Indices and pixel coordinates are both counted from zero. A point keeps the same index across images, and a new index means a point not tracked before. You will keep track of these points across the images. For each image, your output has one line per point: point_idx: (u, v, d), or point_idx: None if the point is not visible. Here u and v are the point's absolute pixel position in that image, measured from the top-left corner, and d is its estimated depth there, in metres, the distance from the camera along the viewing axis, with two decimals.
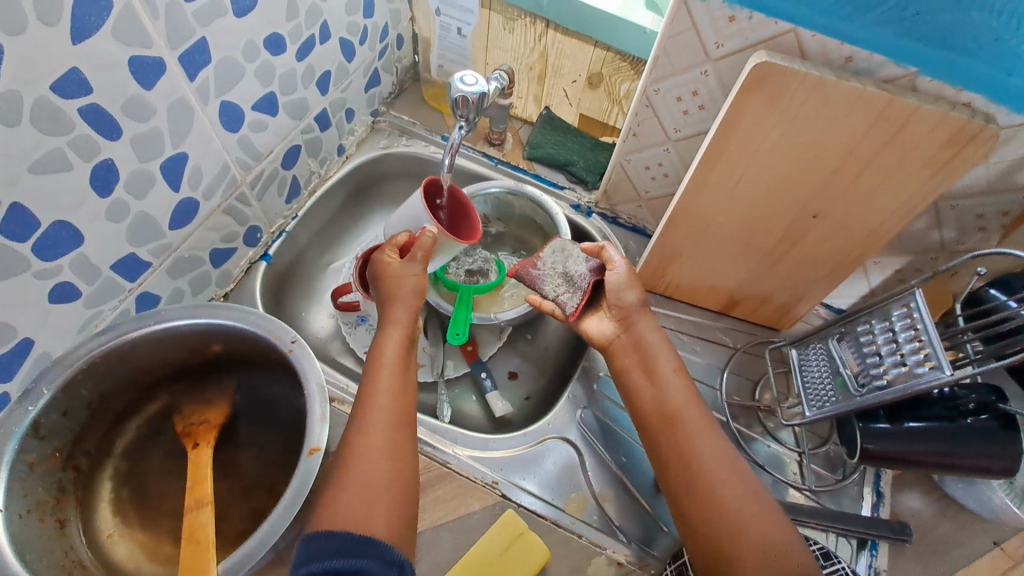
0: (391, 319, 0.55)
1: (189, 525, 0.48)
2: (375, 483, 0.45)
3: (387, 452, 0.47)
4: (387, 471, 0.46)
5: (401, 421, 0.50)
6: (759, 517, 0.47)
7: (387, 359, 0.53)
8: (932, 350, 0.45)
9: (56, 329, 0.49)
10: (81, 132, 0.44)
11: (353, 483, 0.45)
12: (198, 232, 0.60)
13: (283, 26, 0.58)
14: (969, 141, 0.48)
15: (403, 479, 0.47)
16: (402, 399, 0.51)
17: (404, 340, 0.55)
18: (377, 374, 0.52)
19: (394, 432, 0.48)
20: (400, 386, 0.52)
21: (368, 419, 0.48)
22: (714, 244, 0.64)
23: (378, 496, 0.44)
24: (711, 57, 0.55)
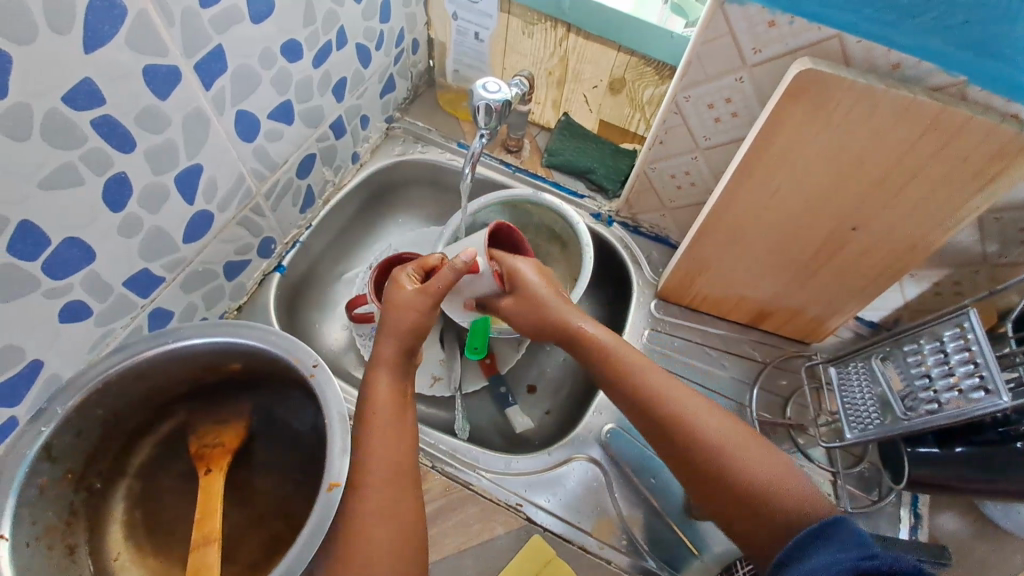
0: (380, 360, 0.53)
1: (195, 565, 0.46)
2: (375, 545, 0.44)
3: (383, 515, 0.45)
4: (385, 538, 0.44)
5: (400, 476, 0.47)
6: (751, 469, 0.46)
7: (380, 403, 0.50)
8: (989, 373, 0.43)
9: (66, 348, 0.47)
10: (93, 144, 0.42)
11: (355, 552, 0.43)
12: (212, 244, 0.58)
13: (299, 33, 0.55)
14: (1022, 153, 0.45)
15: (407, 533, 0.46)
16: (401, 443, 0.49)
17: (395, 379, 0.53)
18: (371, 420, 0.49)
19: (393, 484, 0.47)
20: (398, 428, 0.50)
21: (365, 476, 0.46)
22: (746, 257, 0.62)
23: (378, 559, 0.43)
24: (748, 63, 0.53)
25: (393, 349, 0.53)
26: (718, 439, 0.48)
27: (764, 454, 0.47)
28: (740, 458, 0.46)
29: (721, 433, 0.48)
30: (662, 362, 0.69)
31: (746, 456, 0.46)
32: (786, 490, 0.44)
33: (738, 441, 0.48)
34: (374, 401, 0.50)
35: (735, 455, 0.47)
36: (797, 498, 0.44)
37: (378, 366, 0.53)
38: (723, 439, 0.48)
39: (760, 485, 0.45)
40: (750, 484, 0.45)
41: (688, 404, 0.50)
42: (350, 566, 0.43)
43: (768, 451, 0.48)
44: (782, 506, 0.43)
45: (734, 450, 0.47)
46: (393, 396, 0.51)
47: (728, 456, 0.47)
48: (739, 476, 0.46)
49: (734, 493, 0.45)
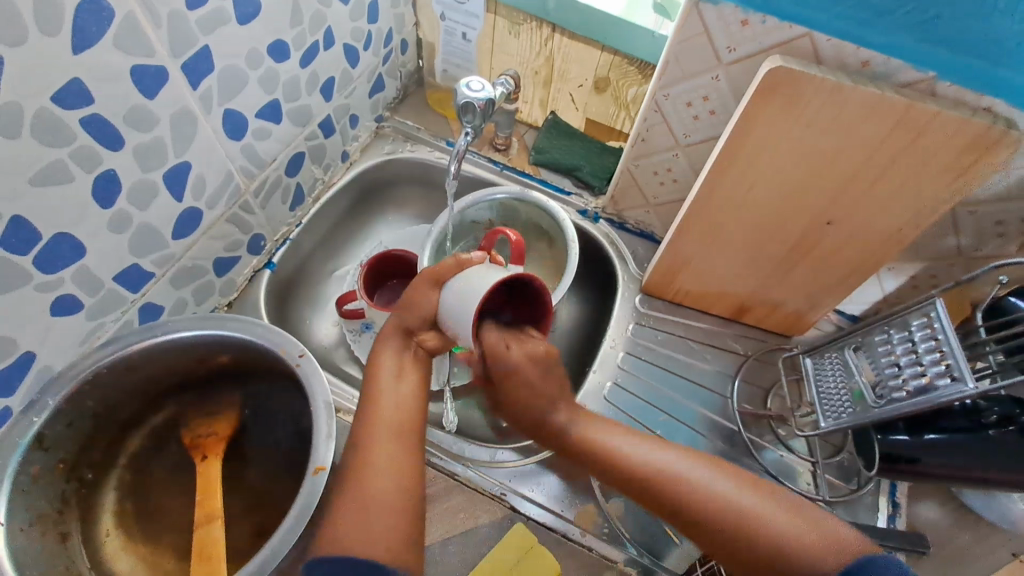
0: (383, 335, 0.52)
1: (201, 539, 0.49)
2: (374, 493, 0.43)
3: (386, 468, 0.44)
4: (385, 486, 0.43)
5: (404, 434, 0.46)
6: (750, 515, 0.43)
7: (383, 372, 0.49)
8: (953, 361, 0.44)
9: (58, 342, 0.48)
10: (82, 142, 0.43)
11: (354, 501, 0.42)
12: (201, 241, 0.59)
13: (287, 33, 0.57)
14: (990, 146, 0.46)
15: (410, 481, 0.44)
16: (406, 408, 0.48)
17: (399, 348, 0.51)
18: (378, 385, 0.48)
19: (394, 444, 0.45)
20: (402, 392, 0.48)
21: (369, 437, 0.45)
22: (726, 252, 0.64)
23: (378, 511, 0.42)
24: (723, 62, 0.54)
25: (398, 325, 0.51)
26: (686, 487, 0.45)
27: (777, 508, 0.43)
28: (716, 497, 0.44)
29: (693, 484, 0.45)
30: (646, 355, 0.71)
31: (730, 498, 0.44)
32: (783, 532, 0.42)
33: (709, 476, 0.45)
34: (379, 372, 0.49)
35: (716, 501, 0.44)
36: (814, 541, 0.41)
37: (383, 337, 0.52)
38: (693, 478, 0.45)
39: (761, 539, 0.42)
40: (750, 537, 0.42)
41: (640, 440, 0.49)
42: (350, 513, 0.42)
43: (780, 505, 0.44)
44: (792, 553, 0.41)
45: (727, 505, 0.44)
46: (400, 366, 0.50)
47: (693, 496, 0.44)
48: (751, 538, 0.42)
49: (708, 527, 0.44)
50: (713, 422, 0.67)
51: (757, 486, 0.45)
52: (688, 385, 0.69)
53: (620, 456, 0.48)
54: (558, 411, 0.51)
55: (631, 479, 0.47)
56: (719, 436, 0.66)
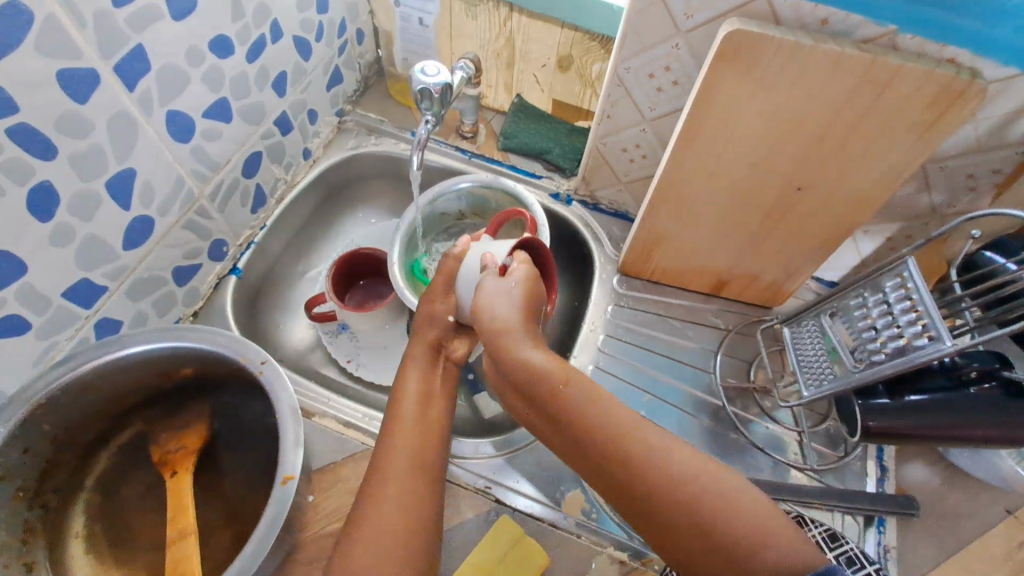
0: (412, 355, 0.51)
1: (176, 558, 0.48)
2: (392, 534, 0.40)
3: (405, 503, 0.42)
4: (400, 523, 0.41)
5: (427, 464, 0.45)
6: (686, 482, 0.36)
7: (408, 396, 0.48)
8: (929, 320, 0.43)
9: (7, 365, 0.46)
10: (9, 153, 0.41)
11: (366, 533, 0.40)
12: (155, 250, 0.57)
13: (228, 27, 0.54)
14: (956, 98, 0.45)
15: (429, 512, 0.43)
16: (428, 439, 0.46)
17: (428, 370, 0.50)
18: (402, 407, 0.47)
19: (417, 473, 0.44)
20: (428, 418, 0.47)
21: (390, 465, 0.44)
22: (699, 226, 0.62)
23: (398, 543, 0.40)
24: (682, 29, 0.52)
25: (425, 340, 0.52)
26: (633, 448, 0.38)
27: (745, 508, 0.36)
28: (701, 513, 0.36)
29: (653, 448, 0.38)
30: (627, 336, 0.69)
31: (694, 478, 0.36)
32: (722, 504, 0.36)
33: (680, 454, 0.38)
34: (403, 395, 0.48)
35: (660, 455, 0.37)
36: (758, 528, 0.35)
37: (410, 358, 0.51)
38: (647, 453, 0.38)
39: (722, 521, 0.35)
40: (713, 521, 0.35)
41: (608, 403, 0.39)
42: (364, 551, 0.39)
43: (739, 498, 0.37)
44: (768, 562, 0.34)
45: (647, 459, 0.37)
46: (425, 389, 0.49)
47: (642, 459, 0.37)
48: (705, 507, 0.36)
49: (675, 539, 0.36)
50: (698, 399, 0.66)
51: (720, 484, 0.37)
52: (672, 364, 0.68)
53: (588, 419, 0.39)
54: (538, 393, 0.40)
55: (565, 404, 0.39)
56: (705, 413, 0.65)
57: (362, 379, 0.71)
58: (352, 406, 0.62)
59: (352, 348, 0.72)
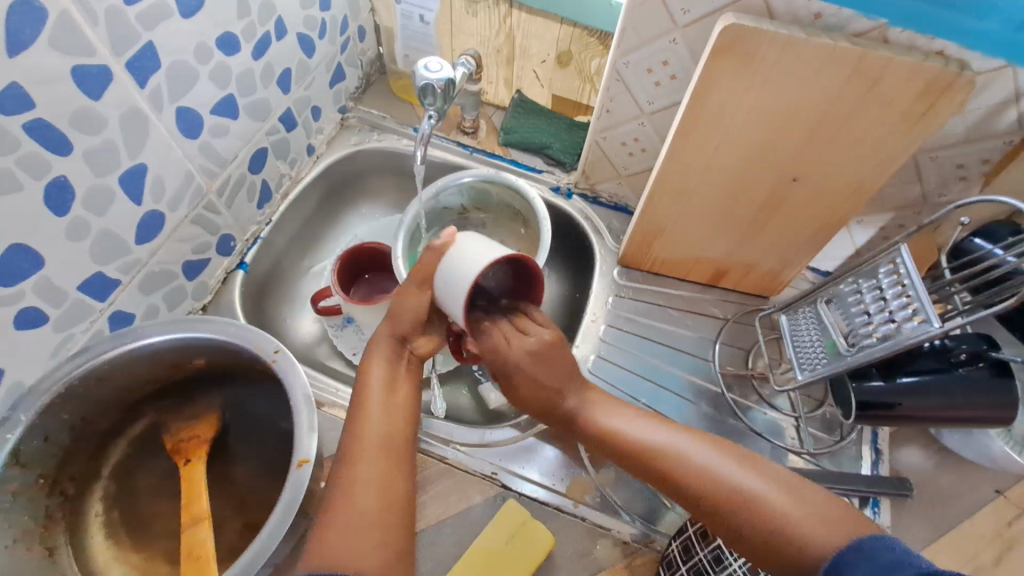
0: (375, 342, 0.50)
1: (189, 542, 0.49)
2: (365, 517, 0.40)
3: (375, 488, 0.41)
4: (370, 509, 0.40)
5: (396, 446, 0.44)
6: (754, 497, 0.41)
7: (372, 384, 0.47)
8: (919, 304, 0.44)
9: (26, 357, 0.48)
10: (28, 149, 0.42)
11: (340, 521, 0.40)
12: (167, 244, 0.58)
13: (234, 25, 0.55)
14: (945, 89, 0.47)
15: (401, 493, 0.42)
16: (396, 423, 0.45)
17: (392, 359, 0.49)
18: (366, 396, 0.46)
19: (386, 460, 0.43)
20: (394, 405, 0.46)
21: (357, 453, 0.43)
22: (698, 217, 0.64)
23: (365, 530, 0.40)
24: (679, 24, 0.54)
25: (391, 332, 0.49)
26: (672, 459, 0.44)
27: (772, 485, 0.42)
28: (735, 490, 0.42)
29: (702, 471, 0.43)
30: (627, 326, 0.71)
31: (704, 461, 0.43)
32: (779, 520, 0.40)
33: (701, 454, 0.44)
34: (369, 380, 0.47)
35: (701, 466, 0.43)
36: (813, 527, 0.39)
37: (374, 345, 0.50)
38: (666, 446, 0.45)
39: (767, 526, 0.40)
40: (735, 513, 0.41)
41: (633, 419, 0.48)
42: (336, 536, 0.39)
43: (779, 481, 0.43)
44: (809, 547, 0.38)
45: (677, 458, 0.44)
46: (391, 378, 0.48)
47: (684, 473, 0.43)
48: (768, 525, 0.40)
49: (719, 514, 0.42)
50: (698, 386, 0.67)
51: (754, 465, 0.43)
52: (671, 353, 0.69)
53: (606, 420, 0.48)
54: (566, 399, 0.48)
55: (610, 434, 0.47)
56: (704, 400, 0.66)
57: None
58: None
59: (359, 342, 0.73)
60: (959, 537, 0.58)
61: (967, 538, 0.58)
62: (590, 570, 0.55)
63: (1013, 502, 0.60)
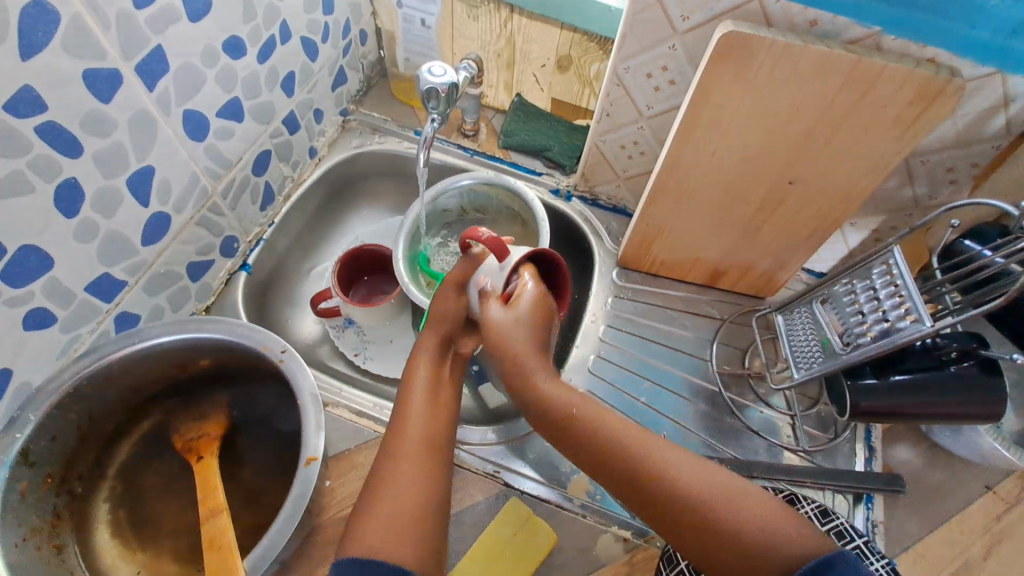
0: (423, 342, 0.48)
1: (210, 532, 0.49)
2: (406, 513, 0.37)
3: (416, 486, 0.39)
4: (415, 504, 0.38)
5: (438, 446, 0.42)
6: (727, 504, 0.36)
7: (418, 384, 0.45)
8: (912, 303, 0.46)
9: (34, 358, 0.48)
10: (39, 151, 0.42)
11: (384, 512, 0.37)
12: (172, 246, 0.58)
13: (240, 29, 0.56)
14: (937, 95, 0.48)
15: (442, 492, 0.39)
16: (442, 420, 0.43)
17: (439, 355, 0.48)
18: (413, 391, 0.44)
19: (429, 458, 0.41)
20: (440, 401, 0.44)
21: (401, 451, 0.41)
22: (696, 218, 0.65)
23: (409, 528, 0.37)
24: (678, 31, 0.55)
25: (437, 331, 0.49)
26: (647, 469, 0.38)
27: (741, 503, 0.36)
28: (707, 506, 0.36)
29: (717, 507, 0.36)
30: (627, 326, 0.72)
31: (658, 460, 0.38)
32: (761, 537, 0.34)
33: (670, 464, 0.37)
34: (414, 378, 0.46)
35: (675, 485, 0.36)
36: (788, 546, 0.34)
37: (420, 345, 0.48)
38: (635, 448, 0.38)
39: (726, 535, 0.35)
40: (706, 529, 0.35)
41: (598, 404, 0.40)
42: (377, 530, 0.36)
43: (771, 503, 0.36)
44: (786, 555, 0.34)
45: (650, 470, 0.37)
46: (437, 376, 0.46)
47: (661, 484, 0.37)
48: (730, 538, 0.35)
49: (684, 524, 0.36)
50: (695, 385, 0.69)
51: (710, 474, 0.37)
52: (670, 352, 0.71)
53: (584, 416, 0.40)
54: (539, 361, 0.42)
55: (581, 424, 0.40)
56: (702, 399, 0.68)
57: (370, 372, 0.72)
58: (364, 396, 0.64)
59: (361, 342, 0.74)
60: (950, 532, 0.60)
61: (957, 533, 0.60)
62: (592, 566, 0.56)
63: (1001, 497, 0.62)
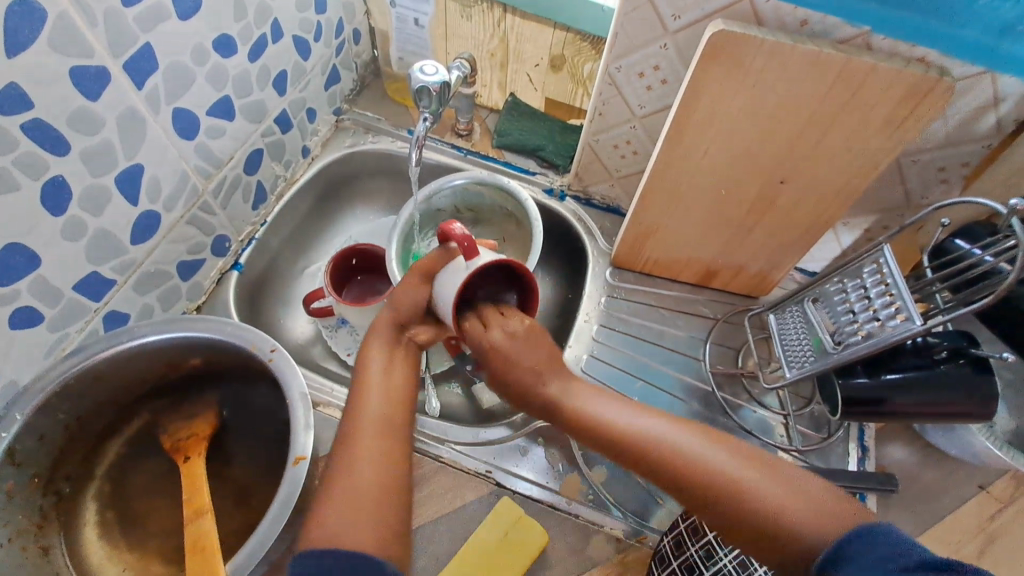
0: (374, 329, 0.48)
1: (193, 533, 0.48)
2: (360, 493, 0.39)
3: (375, 468, 0.40)
4: (371, 482, 0.40)
5: (394, 425, 0.43)
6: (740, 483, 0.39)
7: (370, 370, 0.45)
8: (902, 302, 0.46)
9: (19, 357, 0.48)
10: (25, 149, 0.42)
11: (340, 497, 0.39)
12: (162, 245, 0.58)
13: (231, 28, 0.56)
14: (926, 94, 0.48)
15: (396, 474, 0.41)
16: (394, 404, 0.44)
17: (391, 341, 0.47)
18: (365, 378, 0.45)
19: (385, 443, 0.42)
20: (392, 385, 0.45)
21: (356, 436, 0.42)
22: (689, 218, 0.65)
23: (363, 507, 0.38)
24: (670, 30, 0.55)
25: (390, 318, 0.48)
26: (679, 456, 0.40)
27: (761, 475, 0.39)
28: (727, 489, 0.39)
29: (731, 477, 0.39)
30: (620, 326, 0.72)
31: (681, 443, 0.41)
32: (777, 502, 0.38)
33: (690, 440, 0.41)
34: (366, 365, 0.46)
35: (706, 461, 0.40)
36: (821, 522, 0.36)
37: (373, 332, 0.48)
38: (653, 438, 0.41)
39: (746, 503, 0.38)
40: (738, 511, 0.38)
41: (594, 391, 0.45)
42: (334, 511, 0.38)
43: (780, 472, 0.40)
44: (793, 525, 0.37)
45: (681, 451, 0.41)
46: (389, 362, 0.46)
47: (688, 467, 0.40)
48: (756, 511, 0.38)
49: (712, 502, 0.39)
50: (689, 385, 0.68)
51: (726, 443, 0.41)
52: (663, 352, 0.70)
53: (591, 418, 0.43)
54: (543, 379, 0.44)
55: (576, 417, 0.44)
56: (695, 399, 0.67)
57: None
58: None
59: (353, 342, 0.73)
60: (942, 531, 0.60)
61: (949, 533, 0.60)
62: (583, 566, 0.56)
63: (994, 496, 0.62)
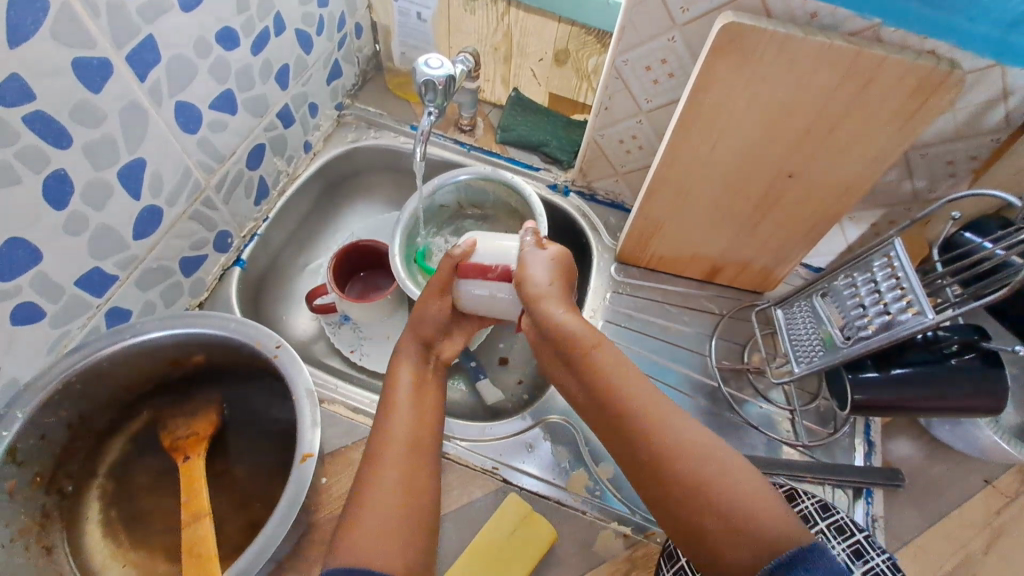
0: (402, 353, 0.52)
1: (189, 539, 0.49)
2: (391, 509, 0.41)
3: (405, 485, 0.43)
4: (401, 502, 0.42)
5: (422, 447, 0.46)
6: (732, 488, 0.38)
7: (401, 389, 0.49)
8: (913, 296, 0.46)
9: (20, 354, 0.47)
10: (27, 142, 0.42)
11: (369, 513, 0.41)
12: (164, 241, 0.57)
13: (234, 20, 0.55)
14: (937, 87, 0.48)
15: (427, 497, 0.43)
16: (422, 425, 0.47)
17: (419, 363, 0.52)
18: (395, 398, 0.48)
19: (413, 463, 0.44)
20: (421, 408, 0.48)
21: (384, 453, 0.44)
22: (695, 212, 0.64)
23: (394, 528, 0.40)
24: (678, 23, 0.55)
25: (415, 338, 0.53)
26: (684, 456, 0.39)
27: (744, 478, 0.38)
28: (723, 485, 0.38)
29: (692, 445, 0.40)
30: (626, 322, 0.72)
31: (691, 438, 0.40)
32: (750, 508, 0.37)
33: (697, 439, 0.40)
34: (396, 387, 0.49)
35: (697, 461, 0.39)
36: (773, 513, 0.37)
37: (401, 356, 0.52)
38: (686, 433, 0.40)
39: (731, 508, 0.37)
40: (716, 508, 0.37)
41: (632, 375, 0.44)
42: (364, 528, 0.40)
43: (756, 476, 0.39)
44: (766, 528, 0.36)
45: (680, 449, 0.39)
46: (418, 382, 0.50)
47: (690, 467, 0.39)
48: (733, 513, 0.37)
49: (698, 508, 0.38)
50: (695, 380, 0.68)
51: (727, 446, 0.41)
52: (668, 348, 0.70)
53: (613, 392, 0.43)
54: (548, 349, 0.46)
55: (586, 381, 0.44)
56: (701, 394, 0.67)
57: (366, 369, 0.71)
58: (360, 392, 0.63)
59: (355, 339, 0.73)
60: (948, 526, 0.60)
61: (956, 527, 0.60)
62: (591, 562, 0.56)
63: (1000, 491, 0.62)
